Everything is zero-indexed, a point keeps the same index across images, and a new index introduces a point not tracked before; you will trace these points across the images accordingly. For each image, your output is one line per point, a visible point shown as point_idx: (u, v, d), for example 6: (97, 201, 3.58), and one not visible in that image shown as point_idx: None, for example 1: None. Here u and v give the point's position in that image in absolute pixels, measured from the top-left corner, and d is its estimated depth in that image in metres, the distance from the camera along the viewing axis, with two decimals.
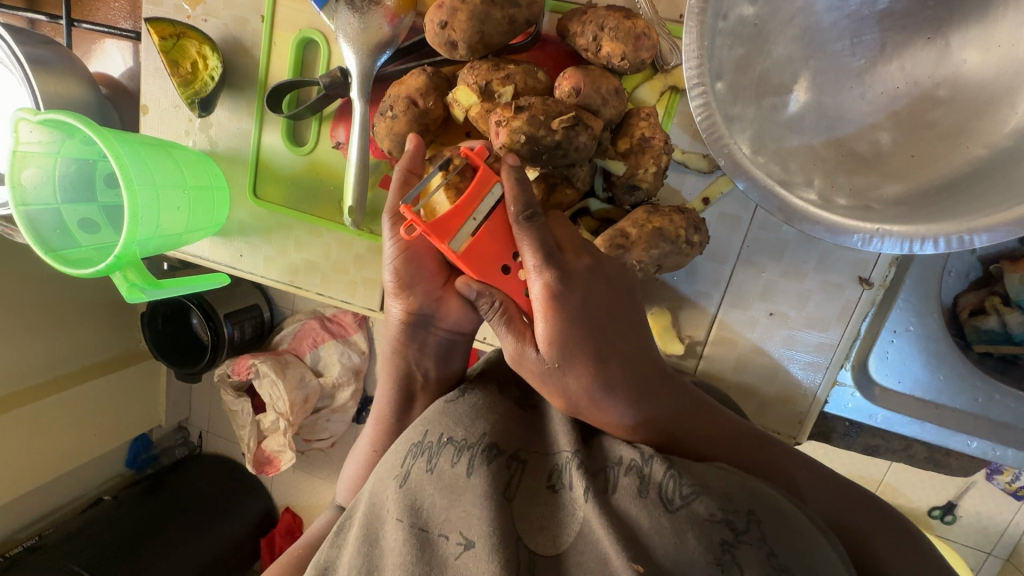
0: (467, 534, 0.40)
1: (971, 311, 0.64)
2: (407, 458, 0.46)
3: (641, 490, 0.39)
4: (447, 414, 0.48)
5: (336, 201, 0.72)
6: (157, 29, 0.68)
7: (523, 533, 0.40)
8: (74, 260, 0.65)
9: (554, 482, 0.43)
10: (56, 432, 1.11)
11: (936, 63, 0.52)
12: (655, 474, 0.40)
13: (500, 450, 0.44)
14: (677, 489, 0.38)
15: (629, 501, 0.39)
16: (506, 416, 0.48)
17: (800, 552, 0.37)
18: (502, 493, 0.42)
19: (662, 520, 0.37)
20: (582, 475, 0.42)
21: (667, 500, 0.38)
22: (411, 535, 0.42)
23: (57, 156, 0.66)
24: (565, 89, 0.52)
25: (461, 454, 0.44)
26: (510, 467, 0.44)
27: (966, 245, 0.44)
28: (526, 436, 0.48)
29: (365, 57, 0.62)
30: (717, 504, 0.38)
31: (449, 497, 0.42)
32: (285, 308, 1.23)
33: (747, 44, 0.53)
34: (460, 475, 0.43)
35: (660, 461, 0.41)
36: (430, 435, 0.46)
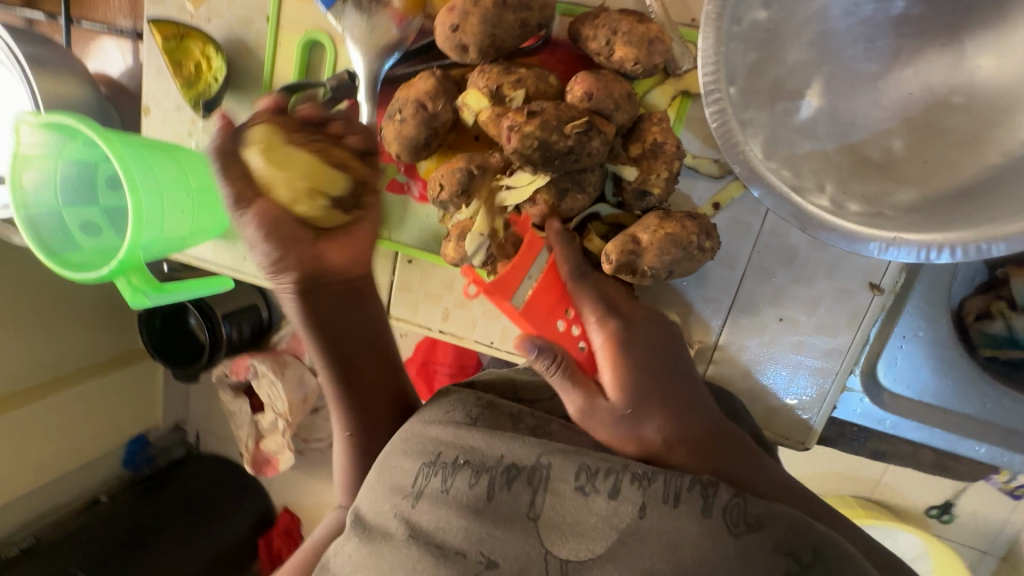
0: (490, 553, 0.43)
1: (977, 315, 0.65)
2: (421, 474, 0.47)
3: (665, 500, 0.43)
4: (459, 436, 0.49)
5: None
6: (160, 29, 0.67)
7: (548, 545, 0.42)
8: (76, 264, 0.64)
9: (583, 483, 0.44)
10: (53, 434, 1.11)
11: (951, 69, 0.52)
12: (717, 498, 0.43)
13: (520, 467, 0.46)
14: (703, 504, 0.42)
15: (687, 517, 0.42)
16: (521, 431, 0.50)
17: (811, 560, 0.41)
18: (528, 510, 0.44)
19: (727, 544, 0.41)
20: (612, 491, 0.44)
21: (732, 524, 0.41)
22: (427, 548, 0.44)
23: (58, 158, 0.65)
24: (578, 94, 0.52)
25: (479, 475, 0.46)
26: (524, 490, 0.45)
27: (983, 254, 0.44)
28: (547, 443, 0.49)
29: (373, 59, 0.61)
30: (782, 537, 0.41)
31: (464, 514, 0.44)
32: (285, 310, 1.23)
33: (761, 49, 0.52)
34: (477, 495, 0.45)
35: (685, 476, 0.44)
36: (446, 454, 0.48)
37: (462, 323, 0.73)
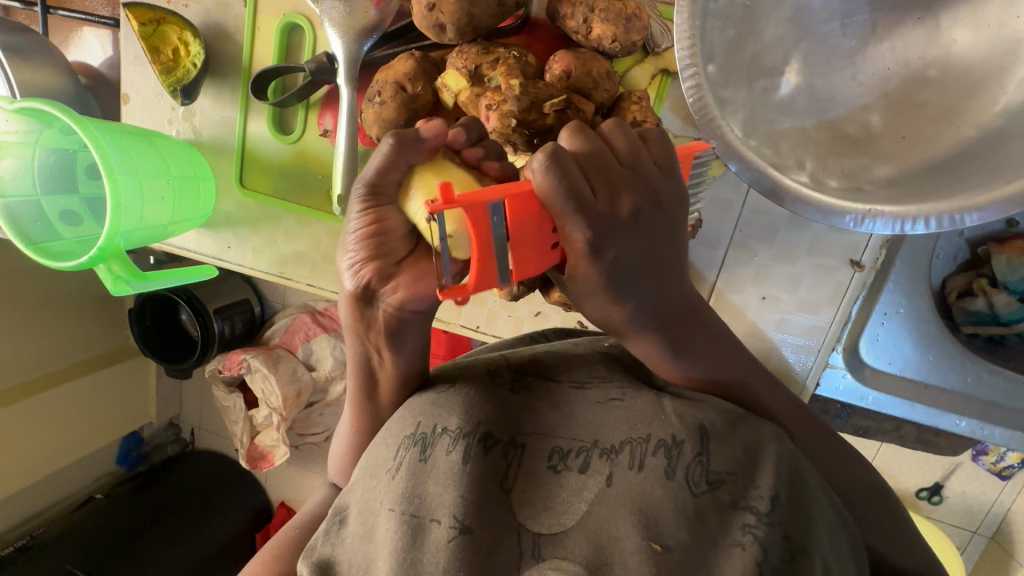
0: (463, 521, 0.39)
1: (959, 293, 0.65)
2: (398, 449, 0.44)
3: (669, 470, 0.39)
4: (438, 404, 0.45)
5: (324, 189, 0.70)
6: (136, 14, 0.66)
7: (522, 517, 0.39)
8: (56, 253, 0.64)
9: (555, 461, 0.41)
10: (43, 431, 1.09)
11: (927, 43, 0.52)
12: (685, 456, 0.39)
13: (495, 439, 0.42)
14: (702, 475, 0.39)
15: (655, 481, 0.39)
16: (496, 396, 0.45)
17: (810, 537, 0.39)
18: (501, 482, 0.41)
19: (688, 504, 0.38)
20: (581, 466, 0.40)
21: (694, 484, 0.38)
22: (405, 523, 0.40)
23: (35, 146, 0.65)
24: (556, 73, 0.53)
25: (455, 443, 0.41)
26: (507, 456, 0.42)
27: (957, 224, 0.44)
28: (516, 411, 0.44)
29: (352, 42, 0.61)
30: (739, 492, 0.39)
31: (444, 483, 0.40)
32: (276, 303, 1.23)
33: (738, 26, 0.52)
34: (455, 464, 0.41)
35: (691, 443, 0.40)
36: (422, 425, 0.44)
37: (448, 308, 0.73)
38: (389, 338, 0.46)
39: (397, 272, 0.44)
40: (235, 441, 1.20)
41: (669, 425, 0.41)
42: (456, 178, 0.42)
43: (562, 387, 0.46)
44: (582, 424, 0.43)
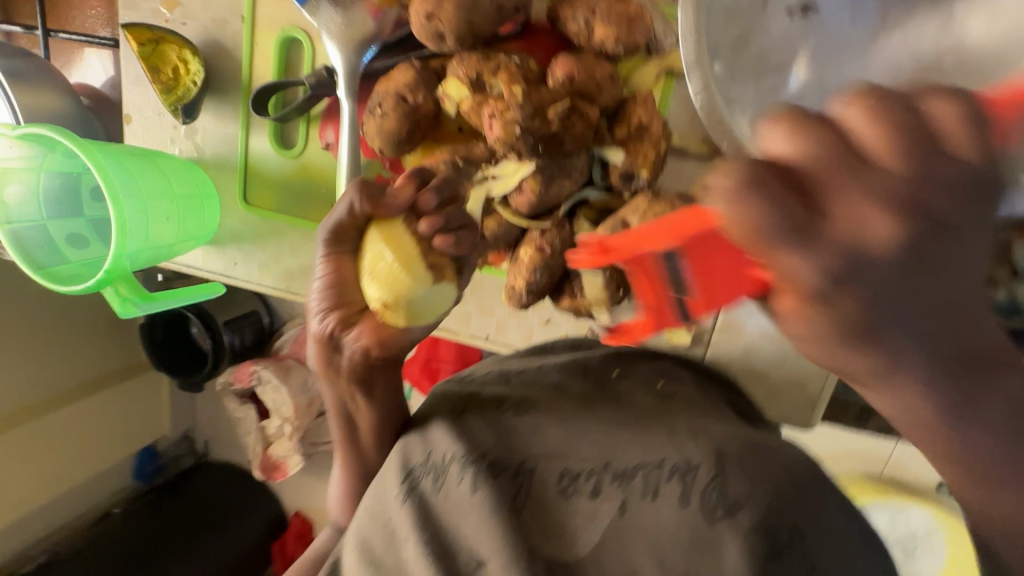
0: (477, 554, 0.40)
1: (981, 286, 0.62)
2: (409, 477, 0.45)
3: (684, 497, 0.37)
4: (449, 432, 0.46)
5: (329, 203, 0.70)
6: (135, 35, 0.66)
7: (533, 541, 0.39)
8: (62, 276, 0.64)
9: (566, 484, 0.40)
10: (60, 448, 1.10)
11: (942, 31, 0.50)
12: (700, 479, 0.38)
13: (504, 465, 0.42)
14: (718, 499, 0.37)
15: (670, 509, 0.37)
16: (505, 427, 0.45)
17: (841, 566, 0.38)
18: (510, 505, 0.41)
19: (704, 532, 0.36)
20: (593, 491, 0.39)
21: (709, 511, 0.37)
22: (422, 559, 0.41)
23: (39, 170, 0.65)
24: (559, 77, 0.51)
25: (464, 471, 0.43)
26: (515, 481, 0.41)
27: (981, 219, 0.43)
28: (528, 436, 0.44)
29: (351, 53, 0.60)
30: (763, 516, 0.37)
31: (459, 517, 0.42)
32: (285, 313, 1.21)
33: (743, 23, 0.52)
34: (465, 495, 0.42)
35: (707, 467, 0.38)
36: (434, 454, 0.45)
37: (456, 317, 0.72)
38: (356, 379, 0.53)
39: (359, 318, 0.51)
40: (250, 453, 1.20)
41: (683, 449, 0.40)
42: (399, 240, 0.48)
43: (575, 410, 0.45)
44: (593, 444, 0.42)
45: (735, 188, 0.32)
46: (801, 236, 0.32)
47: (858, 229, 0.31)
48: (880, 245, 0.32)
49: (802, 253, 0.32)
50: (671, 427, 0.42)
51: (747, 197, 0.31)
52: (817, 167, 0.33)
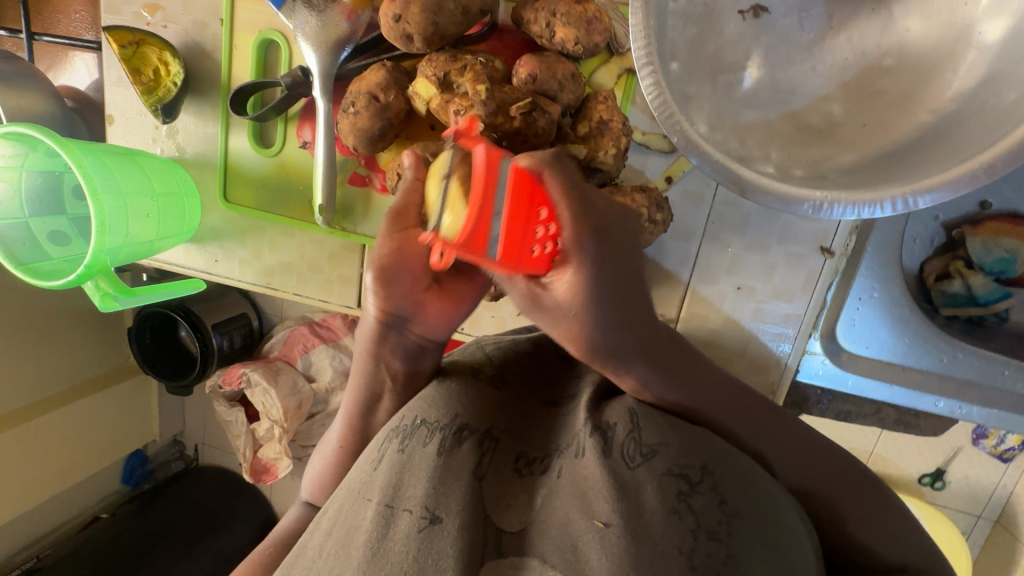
0: (434, 508, 0.40)
1: (936, 276, 0.67)
2: (384, 442, 0.47)
3: (605, 448, 0.41)
4: (426, 398, 0.48)
5: (307, 200, 0.72)
6: (116, 37, 0.67)
7: (490, 508, 0.41)
8: (45, 273, 0.65)
9: (520, 466, 0.44)
10: (48, 452, 1.11)
11: (882, 32, 0.54)
12: (619, 435, 0.42)
13: (471, 429, 0.45)
14: (636, 449, 0.41)
15: (594, 462, 0.40)
16: (477, 391, 0.49)
17: (754, 511, 0.40)
18: (473, 470, 0.42)
19: (626, 476, 0.39)
20: (544, 471, 0.43)
21: (629, 458, 0.40)
22: (378, 513, 0.41)
23: (22, 169, 0.66)
24: (523, 76, 0.54)
25: (433, 433, 0.44)
26: (483, 445, 0.44)
27: (911, 207, 0.44)
28: (496, 411, 0.47)
29: (325, 55, 0.62)
30: (674, 460, 0.40)
31: (418, 472, 0.42)
32: (274, 317, 1.24)
33: (699, 24, 0.54)
34: (431, 455, 0.43)
35: (623, 424, 0.42)
36: (406, 418, 0.47)
37: None
38: (404, 358, 0.55)
39: (422, 296, 0.53)
40: (238, 454, 1.21)
41: (609, 412, 0.44)
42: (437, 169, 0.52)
43: (535, 398, 0.49)
44: (551, 438, 0.46)
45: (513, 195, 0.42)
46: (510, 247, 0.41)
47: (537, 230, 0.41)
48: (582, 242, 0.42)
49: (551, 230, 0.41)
50: (621, 409, 0.46)
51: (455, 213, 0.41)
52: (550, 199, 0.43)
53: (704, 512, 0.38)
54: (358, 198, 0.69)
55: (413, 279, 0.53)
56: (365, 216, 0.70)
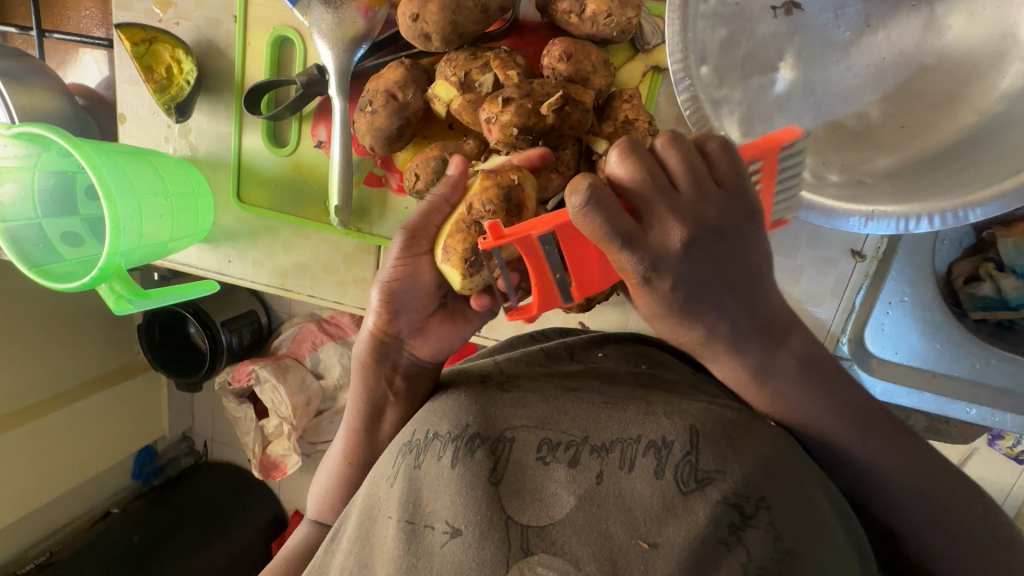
0: (454, 522, 0.40)
1: (966, 278, 0.64)
2: (397, 458, 0.48)
3: (658, 469, 0.40)
4: (435, 411, 0.49)
5: (322, 200, 0.70)
6: (128, 35, 0.66)
7: (510, 511, 0.40)
8: (58, 275, 0.65)
9: (544, 454, 0.43)
10: (60, 449, 1.11)
11: (923, 30, 0.51)
12: (674, 454, 0.41)
13: (483, 437, 0.44)
14: (691, 473, 0.40)
15: (644, 480, 0.40)
16: (488, 396, 0.49)
17: (809, 542, 0.40)
18: (489, 476, 0.42)
19: (677, 501, 0.39)
20: (570, 461, 0.42)
21: (682, 483, 0.39)
22: (400, 529, 0.42)
23: (34, 169, 0.65)
24: (555, 56, 0.52)
25: (446, 447, 0.45)
26: (496, 451, 0.43)
27: (962, 220, 0.44)
28: (508, 409, 0.47)
29: (341, 52, 0.61)
30: (730, 488, 0.39)
31: (435, 488, 0.43)
32: (282, 313, 1.23)
33: (730, 24, 0.52)
34: (445, 468, 0.44)
35: (680, 444, 0.41)
36: (418, 432, 0.48)
37: None
38: (402, 373, 0.54)
39: (425, 324, 0.54)
40: (248, 452, 1.21)
41: (660, 427, 0.43)
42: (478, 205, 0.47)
43: (555, 391, 0.48)
44: (572, 421, 0.44)
45: (637, 179, 0.40)
46: (627, 236, 0.39)
47: (661, 224, 0.39)
48: (706, 242, 0.40)
49: (675, 223, 0.39)
50: (647, 406, 0.45)
51: (594, 207, 0.37)
52: (674, 187, 0.40)
53: (757, 545, 0.38)
54: (374, 198, 0.68)
55: (417, 307, 0.53)
56: (381, 217, 0.68)
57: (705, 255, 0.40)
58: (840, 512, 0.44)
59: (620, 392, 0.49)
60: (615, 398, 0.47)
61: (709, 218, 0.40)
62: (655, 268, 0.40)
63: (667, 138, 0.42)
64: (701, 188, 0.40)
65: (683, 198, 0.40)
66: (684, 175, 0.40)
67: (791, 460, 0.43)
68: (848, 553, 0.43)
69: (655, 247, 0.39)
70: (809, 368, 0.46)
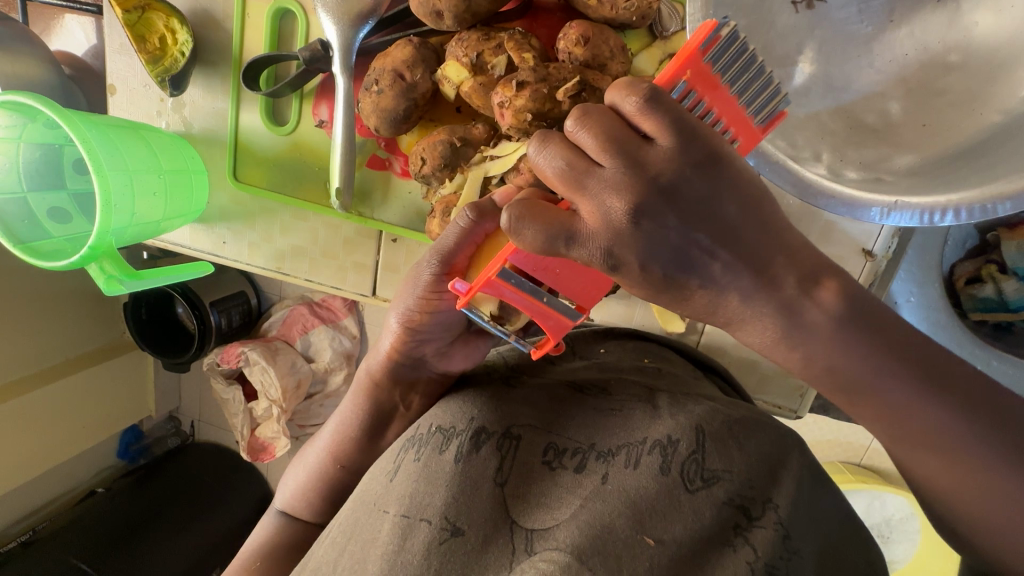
0: (455, 520, 0.41)
1: (967, 279, 0.66)
2: (399, 452, 0.47)
3: (664, 467, 0.41)
4: (439, 407, 0.49)
5: (323, 182, 0.68)
6: (120, 1, 0.62)
7: (515, 515, 0.41)
8: (46, 252, 0.62)
9: (550, 458, 0.43)
10: (45, 426, 1.09)
11: (946, 27, 0.49)
12: (679, 453, 0.41)
13: (489, 433, 0.45)
14: (697, 471, 0.40)
15: (649, 477, 0.40)
16: (496, 392, 0.49)
17: (816, 540, 0.40)
18: (495, 476, 0.42)
19: (683, 499, 0.39)
20: (577, 466, 0.42)
21: (688, 481, 0.40)
22: (396, 524, 0.42)
23: (19, 141, 0.62)
24: (572, 39, 0.50)
25: (450, 441, 0.45)
26: (502, 446, 0.44)
27: (989, 214, 0.44)
28: (516, 406, 0.47)
29: (346, 28, 0.58)
30: (736, 489, 0.40)
31: (435, 484, 0.43)
32: (273, 294, 1.20)
33: (750, 15, 0.50)
34: (449, 462, 0.43)
35: (687, 442, 0.41)
36: (423, 427, 0.48)
37: None
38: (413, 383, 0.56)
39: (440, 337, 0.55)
40: (237, 434, 1.19)
41: (666, 426, 0.43)
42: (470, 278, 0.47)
43: (565, 390, 0.49)
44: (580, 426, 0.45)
45: (568, 168, 0.35)
46: (570, 232, 0.35)
47: (598, 205, 0.34)
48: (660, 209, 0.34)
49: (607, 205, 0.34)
50: (657, 408, 0.45)
51: (524, 221, 0.35)
52: (612, 157, 0.34)
53: (764, 544, 0.37)
54: (377, 180, 0.66)
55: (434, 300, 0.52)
56: (384, 202, 0.66)
57: (674, 217, 0.34)
58: (834, 508, 0.44)
59: (625, 390, 0.49)
60: (622, 396, 0.48)
61: (663, 176, 0.34)
62: (615, 255, 0.35)
63: (614, 93, 0.34)
64: (672, 135, 0.33)
65: (657, 159, 0.34)
66: (658, 131, 0.33)
67: (793, 454, 0.43)
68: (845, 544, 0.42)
69: (596, 229, 0.35)
70: (856, 325, 0.36)
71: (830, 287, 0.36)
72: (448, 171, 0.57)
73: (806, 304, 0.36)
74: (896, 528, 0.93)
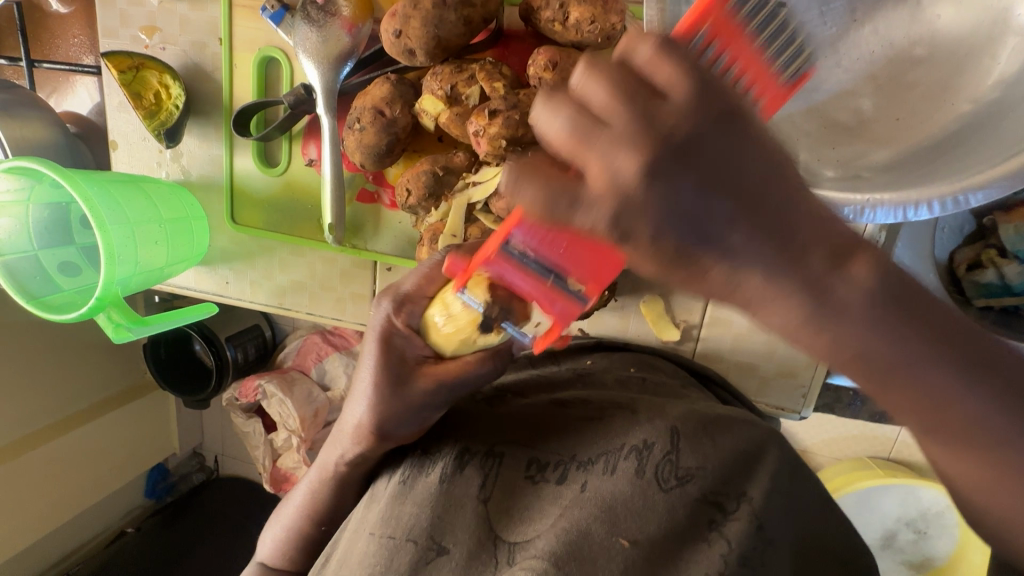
0: (439, 540, 0.41)
1: (968, 265, 0.66)
2: (387, 478, 0.48)
3: (640, 469, 0.41)
4: (425, 432, 0.50)
5: (316, 218, 0.70)
6: (116, 63, 0.67)
7: (500, 530, 0.41)
8: (57, 305, 0.65)
9: (533, 472, 0.44)
10: (73, 470, 1.12)
11: (910, 21, 0.50)
12: (655, 454, 0.42)
13: (472, 453, 0.46)
14: (671, 471, 0.41)
15: (625, 481, 0.41)
16: (480, 416, 0.50)
17: (786, 529, 0.41)
18: (478, 494, 0.43)
19: (658, 498, 0.40)
20: (559, 479, 0.43)
21: (663, 480, 0.40)
22: (379, 544, 0.42)
23: (28, 203, 0.66)
24: (541, 64, 0.52)
25: (435, 466, 0.46)
26: (484, 465, 0.45)
27: (962, 206, 0.43)
28: (498, 426, 0.48)
29: (327, 70, 0.61)
30: (709, 486, 0.41)
31: (419, 505, 0.43)
32: (286, 326, 1.21)
33: None
34: (431, 485, 0.44)
35: (661, 443, 0.42)
36: (410, 452, 0.48)
37: None
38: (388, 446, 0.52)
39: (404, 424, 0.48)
40: (258, 465, 1.20)
41: (643, 431, 0.44)
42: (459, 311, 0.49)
43: (545, 403, 0.50)
44: (562, 439, 0.46)
45: (575, 125, 0.25)
46: (571, 189, 0.24)
47: None
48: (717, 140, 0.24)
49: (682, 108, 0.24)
50: (634, 411, 0.46)
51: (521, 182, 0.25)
52: (616, 115, 0.25)
53: (737, 536, 0.39)
54: (368, 213, 0.68)
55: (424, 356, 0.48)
56: (376, 232, 0.68)
57: None
58: (817, 499, 0.45)
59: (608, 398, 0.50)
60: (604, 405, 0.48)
61: None
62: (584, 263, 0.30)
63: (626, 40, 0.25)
64: None
65: None
66: None
67: (771, 448, 0.44)
68: (817, 530, 0.43)
69: (602, 194, 0.24)
70: None
71: (863, 259, 0.25)
72: (433, 200, 0.59)
73: (835, 284, 0.25)
74: (931, 520, 0.90)
